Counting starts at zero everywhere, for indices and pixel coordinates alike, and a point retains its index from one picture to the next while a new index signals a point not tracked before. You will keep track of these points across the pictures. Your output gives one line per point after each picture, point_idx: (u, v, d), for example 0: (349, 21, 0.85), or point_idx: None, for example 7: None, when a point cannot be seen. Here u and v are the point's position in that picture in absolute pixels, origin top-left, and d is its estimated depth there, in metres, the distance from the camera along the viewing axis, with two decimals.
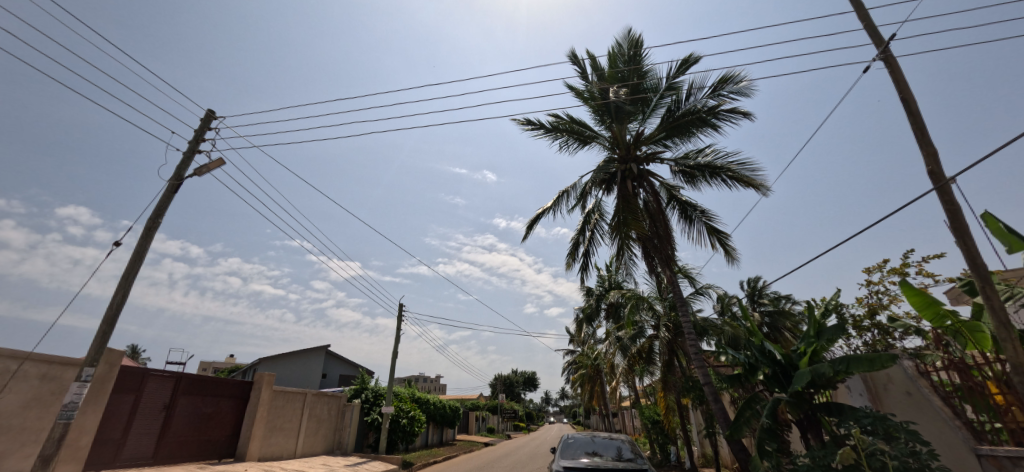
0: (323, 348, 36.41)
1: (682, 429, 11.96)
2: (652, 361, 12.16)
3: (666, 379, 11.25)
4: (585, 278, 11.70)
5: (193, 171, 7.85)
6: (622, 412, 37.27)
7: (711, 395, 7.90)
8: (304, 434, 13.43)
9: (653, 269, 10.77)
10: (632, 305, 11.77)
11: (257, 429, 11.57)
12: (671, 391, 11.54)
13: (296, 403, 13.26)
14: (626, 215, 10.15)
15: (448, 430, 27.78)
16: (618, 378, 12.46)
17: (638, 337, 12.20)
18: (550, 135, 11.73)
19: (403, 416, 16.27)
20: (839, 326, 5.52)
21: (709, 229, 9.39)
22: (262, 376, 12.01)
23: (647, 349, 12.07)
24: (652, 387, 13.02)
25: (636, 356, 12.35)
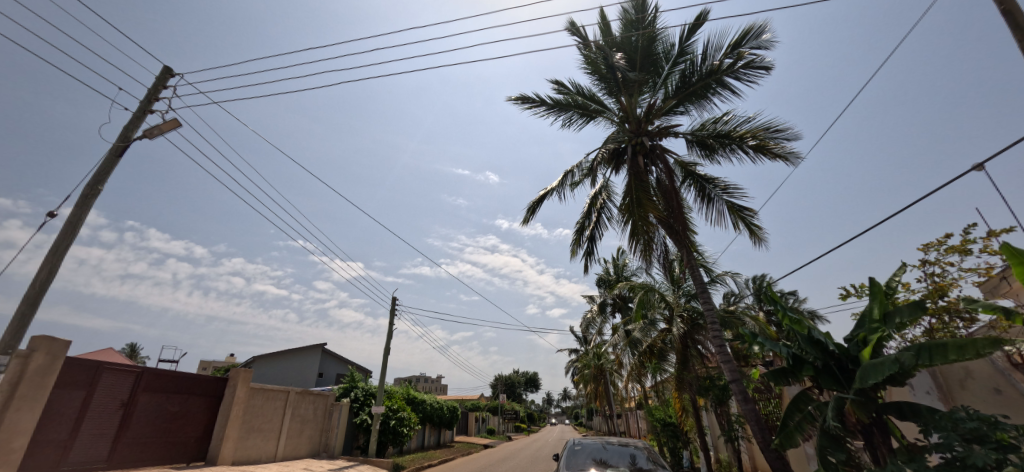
0: (320, 346, 35.41)
1: (697, 432, 10.88)
2: (665, 358, 11.08)
3: (681, 377, 10.17)
4: (591, 266, 10.59)
5: (144, 133, 6.86)
6: (626, 413, 36.29)
7: (739, 394, 6.81)
8: (286, 436, 12.42)
9: (666, 254, 9.70)
10: (642, 295, 10.72)
11: (231, 430, 10.58)
12: (685, 391, 10.48)
13: (277, 402, 12.25)
14: (638, 193, 9.08)
15: (447, 431, 26.76)
16: (626, 375, 11.41)
17: (650, 331, 11.13)
18: (553, 112, 10.66)
19: (395, 416, 15.23)
20: (914, 307, 4.40)
21: (730, 207, 8.33)
22: (238, 372, 11.00)
23: (659, 343, 11.01)
24: (663, 386, 11.95)
25: (646, 352, 11.28)
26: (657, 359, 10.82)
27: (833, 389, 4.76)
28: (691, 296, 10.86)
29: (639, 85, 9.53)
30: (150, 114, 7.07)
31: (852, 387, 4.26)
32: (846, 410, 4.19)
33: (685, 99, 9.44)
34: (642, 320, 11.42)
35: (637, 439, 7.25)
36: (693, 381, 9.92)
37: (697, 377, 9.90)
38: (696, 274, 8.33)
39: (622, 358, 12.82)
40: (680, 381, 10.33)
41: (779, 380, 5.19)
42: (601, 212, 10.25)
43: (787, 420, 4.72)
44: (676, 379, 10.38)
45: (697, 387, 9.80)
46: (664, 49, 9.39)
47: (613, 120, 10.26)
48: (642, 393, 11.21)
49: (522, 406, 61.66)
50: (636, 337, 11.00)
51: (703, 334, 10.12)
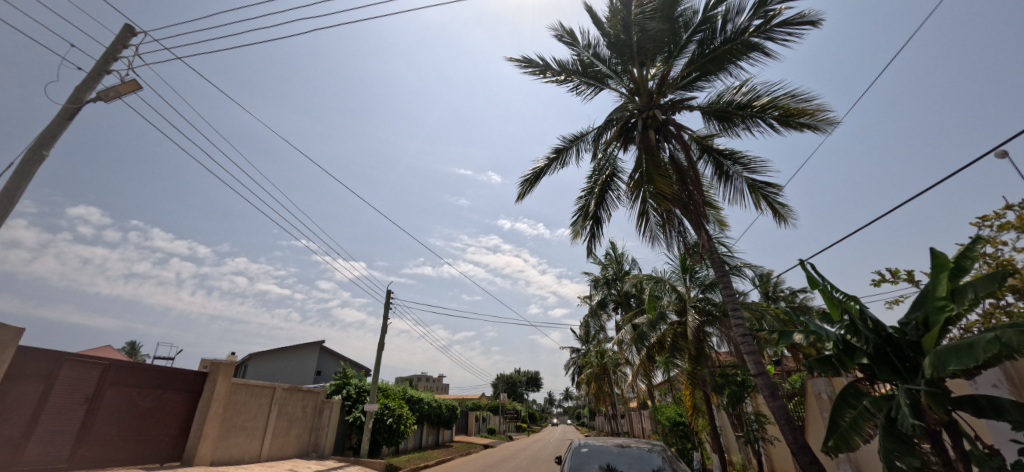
0: (317, 344, 34.63)
1: (711, 433, 10.15)
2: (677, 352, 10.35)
3: (694, 372, 9.43)
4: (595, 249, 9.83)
5: (98, 95, 6.17)
6: (629, 413, 35.47)
7: (767, 389, 6.01)
8: (271, 435, 11.70)
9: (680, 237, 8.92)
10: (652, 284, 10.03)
11: (210, 428, 9.88)
12: (698, 388, 9.75)
13: (262, 399, 11.54)
14: (650, 168, 8.35)
15: (445, 431, 26.03)
16: (631, 374, 10.58)
17: (659, 324, 10.34)
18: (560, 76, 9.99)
19: (389, 415, 14.45)
20: (993, 279, 3.56)
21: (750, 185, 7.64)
22: (219, 366, 10.29)
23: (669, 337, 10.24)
24: (672, 383, 11.21)
25: (655, 345, 10.50)
26: (668, 354, 9.94)
27: (895, 382, 3.98)
28: (705, 286, 10.03)
29: (653, 51, 8.76)
30: (108, 75, 6.37)
31: (924, 376, 3.49)
32: (920, 406, 3.42)
33: (702, 68, 8.72)
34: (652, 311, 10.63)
35: (653, 440, 6.48)
36: (708, 377, 9.10)
37: (712, 372, 9.08)
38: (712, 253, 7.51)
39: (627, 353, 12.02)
40: (693, 377, 9.58)
41: (823, 368, 4.43)
42: (608, 191, 9.45)
43: (840, 418, 4.00)
44: (689, 375, 9.59)
45: (712, 383, 9.01)
46: (684, 16, 8.62)
47: (622, 89, 9.47)
48: (646, 393, 10.34)
49: (523, 406, 60.76)
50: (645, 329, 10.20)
51: (720, 327, 9.28)
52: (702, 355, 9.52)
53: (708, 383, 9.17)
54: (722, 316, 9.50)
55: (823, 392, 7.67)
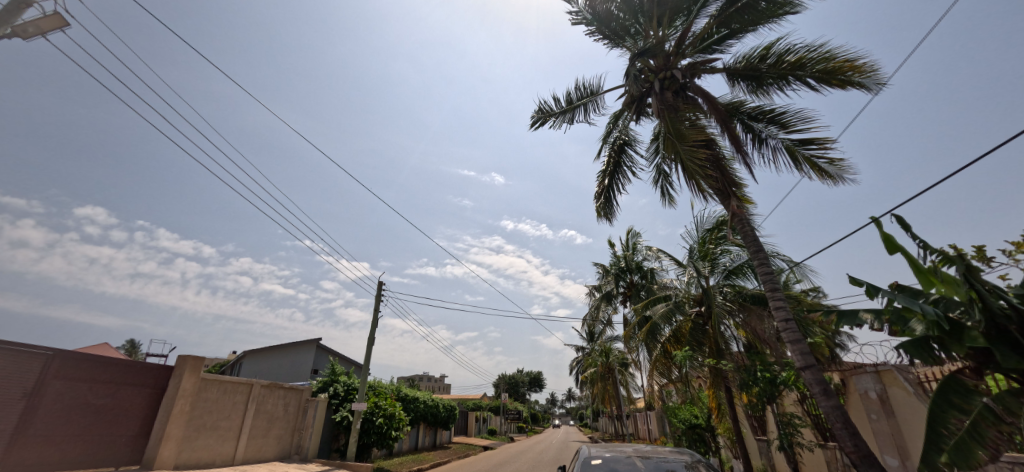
0: (315, 341, 33.63)
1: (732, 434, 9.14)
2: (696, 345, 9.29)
3: (717, 369, 8.36)
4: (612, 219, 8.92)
5: (16, 32, 5.18)
6: (634, 414, 34.33)
7: (819, 385, 4.90)
8: (248, 437, 10.70)
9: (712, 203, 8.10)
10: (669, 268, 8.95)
11: (176, 428, 8.92)
12: (721, 387, 8.67)
13: (237, 397, 10.55)
14: (677, 127, 7.48)
15: (443, 432, 25.01)
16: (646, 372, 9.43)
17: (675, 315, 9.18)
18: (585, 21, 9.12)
19: (379, 415, 13.38)
20: None
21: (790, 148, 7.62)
22: (186, 359, 9.31)
23: (688, 328, 9.17)
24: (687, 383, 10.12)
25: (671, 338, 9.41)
26: (687, 348, 8.77)
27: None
28: (729, 273, 8.85)
29: (670, 10, 8.00)
30: (32, 10, 5.40)
31: None
32: None
33: (727, 24, 7.98)
34: (668, 300, 9.56)
35: (678, 448, 5.38)
36: (735, 374, 7.97)
37: (740, 368, 7.97)
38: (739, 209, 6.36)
39: (636, 348, 10.83)
40: (716, 375, 8.48)
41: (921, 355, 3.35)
42: (624, 161, 8.64)
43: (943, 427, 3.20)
44: (712, 373, 8.47)
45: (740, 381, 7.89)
46: None
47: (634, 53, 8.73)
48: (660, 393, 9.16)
49: (524, 407, 59.60)
50: (660, 320, 9.12)
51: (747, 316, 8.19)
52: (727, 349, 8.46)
53: (735, 382, 8.05)
54: (752, 305, 8.40)
55: (870, 390, 6.60)
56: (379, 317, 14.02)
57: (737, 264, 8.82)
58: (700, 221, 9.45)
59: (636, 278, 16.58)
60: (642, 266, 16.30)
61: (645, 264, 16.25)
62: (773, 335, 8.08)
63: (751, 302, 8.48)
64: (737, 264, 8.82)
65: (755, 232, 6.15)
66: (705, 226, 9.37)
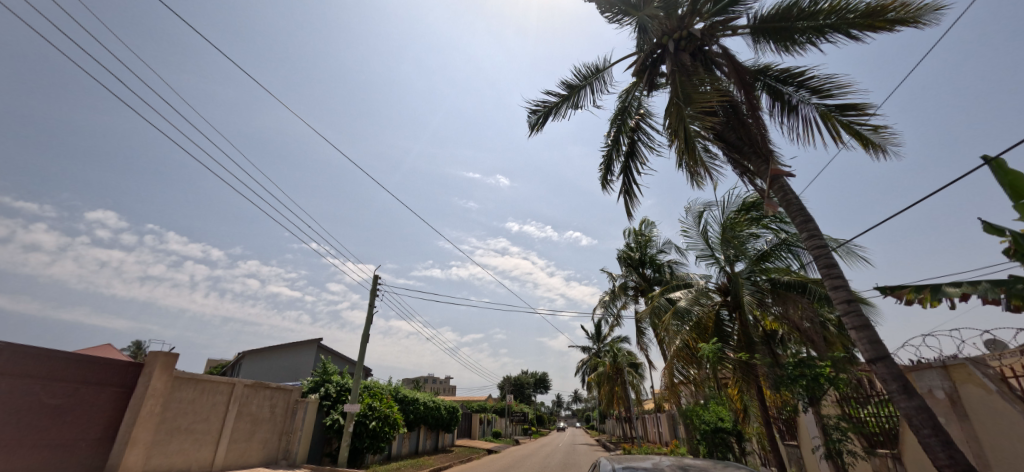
0: (317, 341, 32.86)
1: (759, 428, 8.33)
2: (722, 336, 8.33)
3: (748, 363, 7.39)
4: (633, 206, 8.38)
5: None
6: (644, 416, 33.20)
7: (899, 384, 3.86)
8: (228, 441, 9.83)
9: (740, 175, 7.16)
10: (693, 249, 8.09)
11: (144, 432, 8.05)
12: (751, 386, 7.66)
13: (216, 397, 9.69)
14: (687, 90, 6.18)
15: (446, 434, 24.10)
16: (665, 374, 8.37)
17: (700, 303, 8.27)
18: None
19: (373, 418, 12.48)
20: None
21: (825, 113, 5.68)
22: (156, 355, 8.48)
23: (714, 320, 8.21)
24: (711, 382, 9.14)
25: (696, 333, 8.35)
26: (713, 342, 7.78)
27: None
28: (762, 257, 7.88)
29: None
30: None
31: None
32: None
33: None
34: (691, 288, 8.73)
35: (714, 461, 4.38)
36: (771, 372, 6.98)
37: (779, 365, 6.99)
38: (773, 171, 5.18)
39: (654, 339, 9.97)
40: (746, 374, 7.49)
41: None
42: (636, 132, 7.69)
43: None
44: (743, 371, 7.46)
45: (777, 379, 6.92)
46: None
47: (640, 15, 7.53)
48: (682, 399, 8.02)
49: (530, 409, 58.74)
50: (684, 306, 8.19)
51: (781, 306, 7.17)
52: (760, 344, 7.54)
53: (770, 382, 7.06)
54: (789, 293, 7.39)
55: (936, 390, 5.58)
56: (374, 313, 13.13)
57: (770, 248, 7.84)
58: (725, 202, 8.48)
59: (650, 272, 15.70)
60: (656, 260, 15.42)
61: (660, 258, 15.38)
62: (813, 326, 7.09)
63: (788, 290, 7.46)
64: (769, 248, 7.85)
65: (801, 199, 4.88)
66: (732, 207, 8.40)
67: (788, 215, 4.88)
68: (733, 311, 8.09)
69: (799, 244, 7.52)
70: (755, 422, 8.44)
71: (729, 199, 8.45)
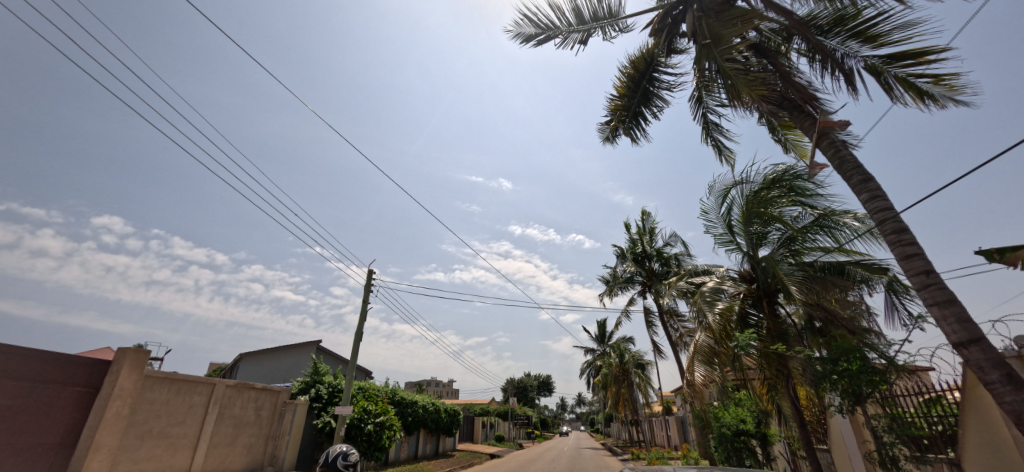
0: (315, 343, 32.10)
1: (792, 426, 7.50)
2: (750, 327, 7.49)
3: (780, 357, 6.58)
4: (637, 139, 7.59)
5: None
6: (651, 419, 32.25)
7: (1002, 374, 3.04)
8: (207, 446, 9.08)
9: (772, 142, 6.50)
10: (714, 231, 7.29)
11: (109, 436, 7.33)
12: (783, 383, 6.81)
13: (193, 399, 8.96)
14: (716, 30, 5.29)
15: (446, 438, 23.27)
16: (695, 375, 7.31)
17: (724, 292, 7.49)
18: None
19: (368, 422, 11.60)
20: None
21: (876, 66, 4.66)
22: (125, 351, 7.74)
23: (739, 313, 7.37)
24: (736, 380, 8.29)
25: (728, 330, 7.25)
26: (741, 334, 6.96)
27: None
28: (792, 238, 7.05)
29: None
30: None
31: None
32: None
33: None
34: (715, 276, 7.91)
35: None
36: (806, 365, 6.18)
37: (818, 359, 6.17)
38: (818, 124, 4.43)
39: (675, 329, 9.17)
40: (778, 371, 6.65)
41: None
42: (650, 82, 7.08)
43: None
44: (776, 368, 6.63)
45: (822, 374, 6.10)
46: None
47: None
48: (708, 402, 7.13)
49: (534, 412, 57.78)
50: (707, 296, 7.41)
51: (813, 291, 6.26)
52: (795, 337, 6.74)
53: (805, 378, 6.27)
54: (824, 276, 6.47)
55: None
56: (368, 309, 12.35)
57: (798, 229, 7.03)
58: (746, 180, 7.68)
59: (656, 266, 14.85)
60: (663, 253, 14.57)
61: (666, 250, 14.54)
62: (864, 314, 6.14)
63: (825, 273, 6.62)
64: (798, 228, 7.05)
65: (856, 155, 4.13)
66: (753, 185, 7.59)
67: (841, 175, 4.16)
68: (761, 300, 7.25)
69: (833, 222, 6.69)
70: (789, 427, 7.56)
71: (750, 176, 7.64)
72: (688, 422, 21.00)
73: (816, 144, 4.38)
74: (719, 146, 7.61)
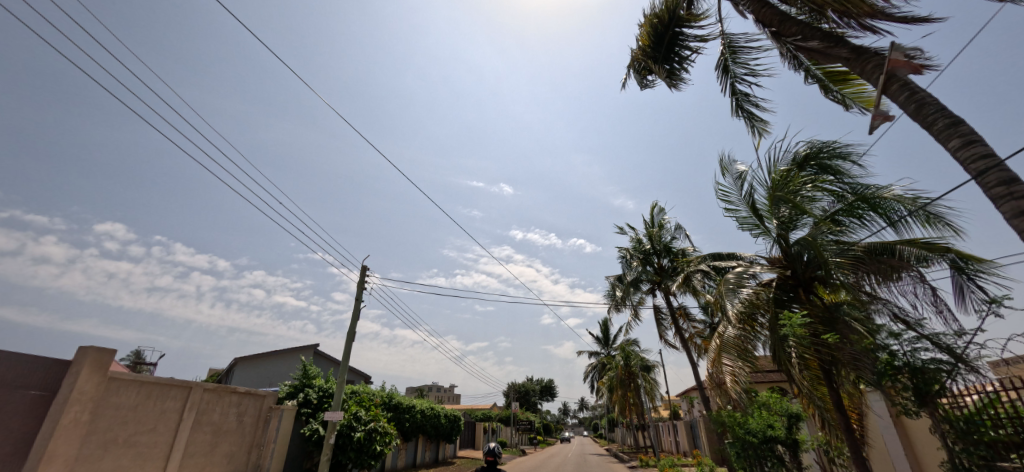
0: (312, 348, 31.28)
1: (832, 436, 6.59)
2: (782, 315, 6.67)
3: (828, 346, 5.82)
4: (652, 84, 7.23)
5: None
6: (657, 424, 31.33)
7: None
8: (182, 456, 8.28)
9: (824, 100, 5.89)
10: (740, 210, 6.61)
11: (64, 446, 6.53)
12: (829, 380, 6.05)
13: (166, 403, 8.18)
14: None
15: (446, 445, 22.44)
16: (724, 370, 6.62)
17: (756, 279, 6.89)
18: None
19: (360, 429, 10.80)
20: None
21: None
22: (87, 350, 6.97)
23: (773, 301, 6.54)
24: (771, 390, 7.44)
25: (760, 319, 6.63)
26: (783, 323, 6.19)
27: None
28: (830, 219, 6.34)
29: None
30: None
31: None
32: None
33: None
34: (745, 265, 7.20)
35: None
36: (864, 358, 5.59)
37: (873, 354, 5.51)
38: (885, 67, 3.82)
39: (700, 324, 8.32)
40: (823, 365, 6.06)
41: None
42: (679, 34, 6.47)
43: None
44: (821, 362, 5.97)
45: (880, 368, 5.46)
46: None
47: None
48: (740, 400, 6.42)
49: (536, 417, 56.84)
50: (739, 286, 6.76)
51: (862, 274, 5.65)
52: (844, 326, 5.93)
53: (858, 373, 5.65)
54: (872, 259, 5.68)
55: None
56: (361, 308, 11.56)
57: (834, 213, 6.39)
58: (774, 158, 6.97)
59: (665, 262, 14.08)
60: (671, 248, 13.83)
61: (675, 245, 13.80)
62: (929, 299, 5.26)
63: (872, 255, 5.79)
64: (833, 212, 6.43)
65: (937, 99, 3.49)
66: (779, 166, 6.92)
67: (919, 121, 3.49)
68: (796, 287, 6.56)
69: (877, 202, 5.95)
70: (834, 434, 6.50)
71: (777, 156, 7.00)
72: (698, 428, 20.14)
73: (885, 89, 3.76)
74: (752, 117, 6.90)
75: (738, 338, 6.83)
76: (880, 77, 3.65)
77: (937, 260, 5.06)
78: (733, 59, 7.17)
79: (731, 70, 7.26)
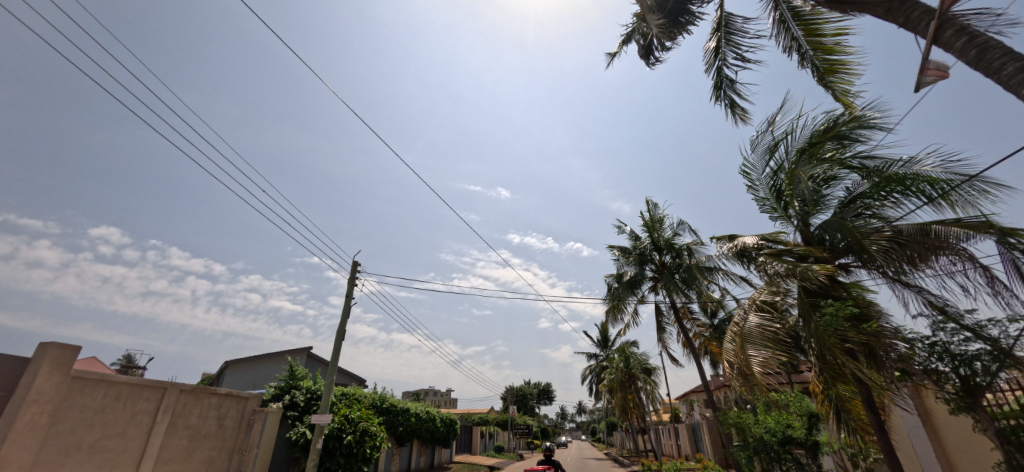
0: (304, 351, 30.49)
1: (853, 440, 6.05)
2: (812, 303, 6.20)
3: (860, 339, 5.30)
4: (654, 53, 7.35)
5: None
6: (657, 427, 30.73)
7: None
8: (154, 463, 7.66)
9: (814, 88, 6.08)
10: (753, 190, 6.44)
11: (20, 452, 5.91)
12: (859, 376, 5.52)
13: (138, 404, 7.59)
14: None
15: (442, 450, 21.72)
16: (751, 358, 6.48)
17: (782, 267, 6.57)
18: None
19: (349, 431, 10.20)
20: None
21: None
22: (48, 347, 6.39)
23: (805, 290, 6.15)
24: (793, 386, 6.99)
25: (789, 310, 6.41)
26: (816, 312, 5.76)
27: None
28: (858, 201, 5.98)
29: None
30: None
31: None
32: None
33: None
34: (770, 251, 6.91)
35: None
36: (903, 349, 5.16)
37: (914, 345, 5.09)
38: (935, 12, 3.47)
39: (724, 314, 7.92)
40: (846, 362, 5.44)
41: None
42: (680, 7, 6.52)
43: None
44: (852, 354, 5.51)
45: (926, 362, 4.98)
46: None
47: None
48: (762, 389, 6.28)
49: (534, 421, 56.10)
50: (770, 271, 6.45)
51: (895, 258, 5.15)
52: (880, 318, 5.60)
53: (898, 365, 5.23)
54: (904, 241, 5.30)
55: None
56: (351, 304, 10.98)
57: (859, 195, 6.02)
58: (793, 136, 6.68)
59: (667, 259, 13.43)
60: (674, 243, 13.23)
61: (678, 241, 13.20)
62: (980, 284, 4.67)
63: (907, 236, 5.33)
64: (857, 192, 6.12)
65: (1002, 42, 3.05)
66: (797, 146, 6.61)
67: (983, 69, 3.04)
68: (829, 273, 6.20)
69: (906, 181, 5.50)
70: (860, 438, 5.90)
71: (795, 133, 6.62)
72: (701, 430, 19.63)
73: (936, 37, 3.28)
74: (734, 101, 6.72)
75: (761, 328, 6.83)
76: (933, 23, 3.18)
77: (978, 239, 4.63)
78: (727, 41, 6.95)
79: (724, 52, 7.04)
